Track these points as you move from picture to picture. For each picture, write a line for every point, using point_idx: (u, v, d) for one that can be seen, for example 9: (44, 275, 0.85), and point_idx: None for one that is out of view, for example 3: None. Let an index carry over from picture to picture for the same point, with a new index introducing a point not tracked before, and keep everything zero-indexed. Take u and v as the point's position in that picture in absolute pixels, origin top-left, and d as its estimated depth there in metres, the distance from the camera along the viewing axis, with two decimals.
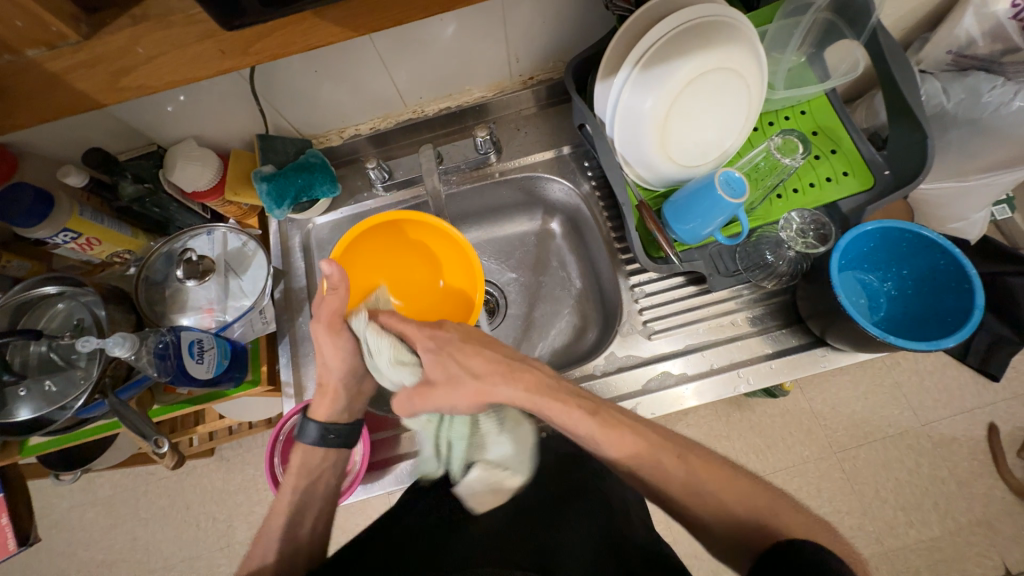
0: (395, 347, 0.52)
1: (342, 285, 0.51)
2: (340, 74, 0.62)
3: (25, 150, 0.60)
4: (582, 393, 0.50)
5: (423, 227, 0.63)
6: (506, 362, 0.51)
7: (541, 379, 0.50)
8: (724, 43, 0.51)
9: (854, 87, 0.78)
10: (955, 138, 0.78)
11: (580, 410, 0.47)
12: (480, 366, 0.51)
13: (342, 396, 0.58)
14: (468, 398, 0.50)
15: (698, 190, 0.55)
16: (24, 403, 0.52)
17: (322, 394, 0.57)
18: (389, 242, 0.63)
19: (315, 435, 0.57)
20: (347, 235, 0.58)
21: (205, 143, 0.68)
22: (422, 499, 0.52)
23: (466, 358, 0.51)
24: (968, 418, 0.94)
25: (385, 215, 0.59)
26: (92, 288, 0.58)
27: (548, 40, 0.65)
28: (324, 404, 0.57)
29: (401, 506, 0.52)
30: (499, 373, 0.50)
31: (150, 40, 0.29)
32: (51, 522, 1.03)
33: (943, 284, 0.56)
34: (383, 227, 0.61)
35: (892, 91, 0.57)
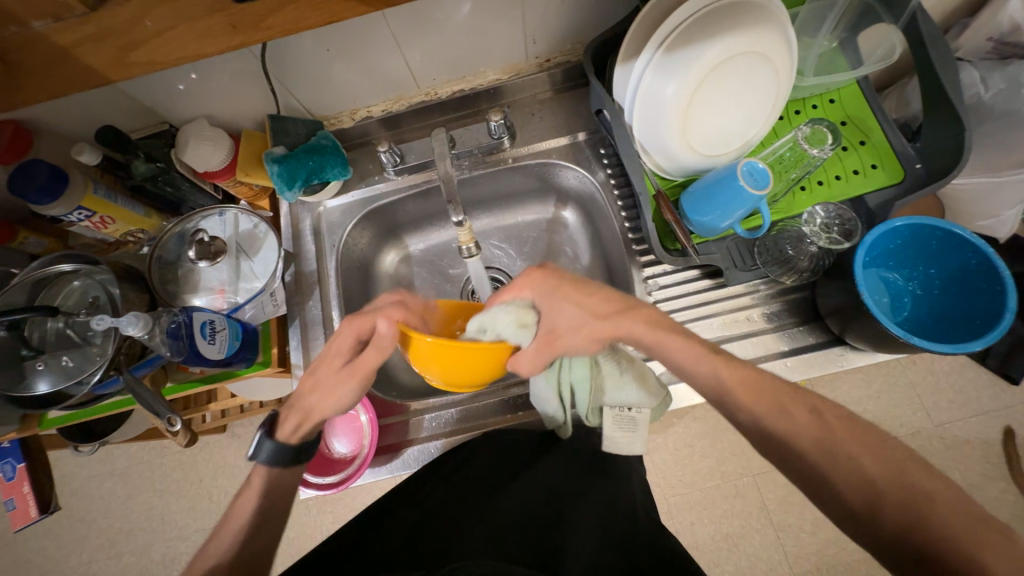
0: (519, 312, 0.48)
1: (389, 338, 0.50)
2: (354, 53, 0.61)
3: (40, 127, 0.60)
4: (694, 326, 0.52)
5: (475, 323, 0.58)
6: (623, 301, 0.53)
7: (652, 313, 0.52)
8: (754, 25, 0.49)
9: (887, 74, 0.75)
10: (991, 131, 0.75)
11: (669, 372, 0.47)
12: (585, 313, 0.51)
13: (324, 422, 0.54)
14: (588, 342, 0.51)
15: (718, 181, 0.53)
16: (42, 377, 0.53)
17: (292, 412, 0.54)
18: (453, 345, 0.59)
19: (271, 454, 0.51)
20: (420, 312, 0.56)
21: (217, 123, 0.67)
22: (425, 483, 0.53)
23: (563, 305, 0.51)
24: (984, 420, 0.92)
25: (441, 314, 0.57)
26: (106, 266, 0.58)
27: (567, 20, 0.63)
28: (291, 424, 0.53)
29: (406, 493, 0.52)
30: (619, 311, 0.51)
31: (160, 12, 0.28)
32: (71, 491, 1.07)
33: (972, 284, 0.54)
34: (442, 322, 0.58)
35: (930, 79, 0.54)
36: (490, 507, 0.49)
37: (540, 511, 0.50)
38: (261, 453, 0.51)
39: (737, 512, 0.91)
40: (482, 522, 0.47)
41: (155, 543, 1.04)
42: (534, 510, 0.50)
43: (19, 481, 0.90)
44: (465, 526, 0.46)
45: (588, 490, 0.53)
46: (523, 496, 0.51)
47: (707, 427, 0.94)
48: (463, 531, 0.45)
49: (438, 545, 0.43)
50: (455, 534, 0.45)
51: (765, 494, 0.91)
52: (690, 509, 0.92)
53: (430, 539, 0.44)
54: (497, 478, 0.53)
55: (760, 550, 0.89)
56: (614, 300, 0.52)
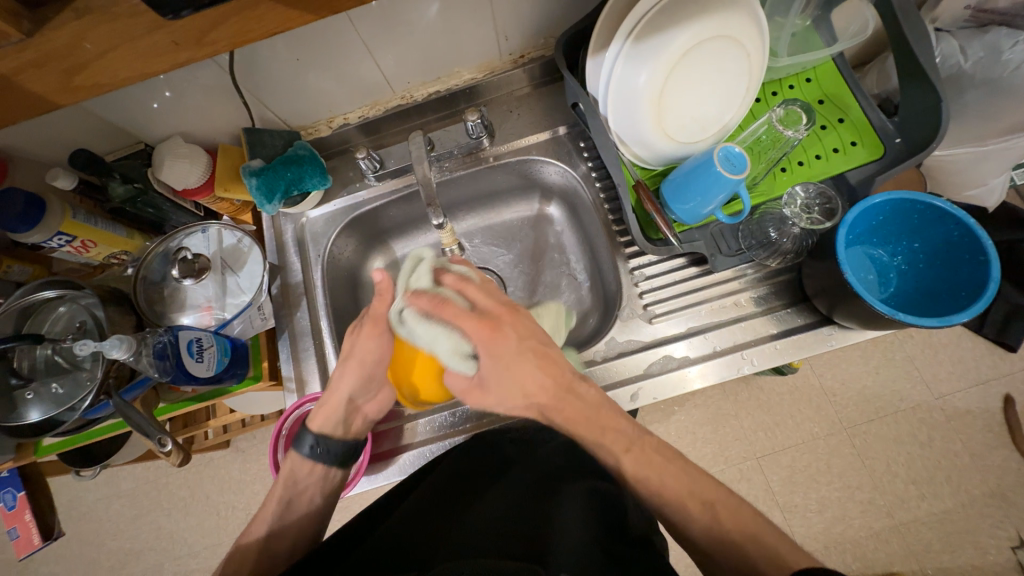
0: (451, 341, 0.47)
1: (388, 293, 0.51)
2: (325, 61, 0.60)
3: (13, 155, 0.59)
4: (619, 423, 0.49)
5: None
6: (560, 391, 0.49)
7: (578, 411, 0.48)
8: (722, 9, 0.48)
9: (864, 50, 0.75)
10: (973, 100, 0.75)
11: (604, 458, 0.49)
12: (529, 386, 0.49)
13: (344, 410, 0.56)
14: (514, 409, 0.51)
15: (696, 167, 0.53)
16: (34, 406, 0.53)
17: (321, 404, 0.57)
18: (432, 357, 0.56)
19: (308, 446, 0.56)
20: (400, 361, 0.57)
21: (193, 140, 0.67)
22: (417, 488, 0.53)
23: (512, 369, 0.48)
24: (983, 389, 0.92)
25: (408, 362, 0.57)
26: (91, 290, 0.58)
27: (538, 14, 0.62)
28: (322, 415, 0.56)
29: (397, 499, 0.53)
30: (551, 399, 0.49)
31: (99, 34, 0.27)
32: (79, 515, 1.07)
33: (957, 255, 0.54)
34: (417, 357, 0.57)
35: (905, 52, 0.54)
36: (478, 503, 0.49)
37: (529, 499, 0.50)
38: (301, 444, 0.56)
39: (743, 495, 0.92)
40: (471, 516, 0.47)
41: (165, 562, 1.04)
42: (521, 499, 0.50)
43: (22, 510, 0.90)
44: (454, 521, 0.46)
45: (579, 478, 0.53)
46: (509, 490, 0.51)
47: (708, 413, 0.97)
48: (452, 526, 0.46)
49: (429, 543, 0.43)
50: (446, 530, 0.45)
51: (769, 476, 0.93)
52: None
53: (419, 535, 0.45)
54: (481, 476, 0.54)
55: None
56: (562, 373, 0.49)
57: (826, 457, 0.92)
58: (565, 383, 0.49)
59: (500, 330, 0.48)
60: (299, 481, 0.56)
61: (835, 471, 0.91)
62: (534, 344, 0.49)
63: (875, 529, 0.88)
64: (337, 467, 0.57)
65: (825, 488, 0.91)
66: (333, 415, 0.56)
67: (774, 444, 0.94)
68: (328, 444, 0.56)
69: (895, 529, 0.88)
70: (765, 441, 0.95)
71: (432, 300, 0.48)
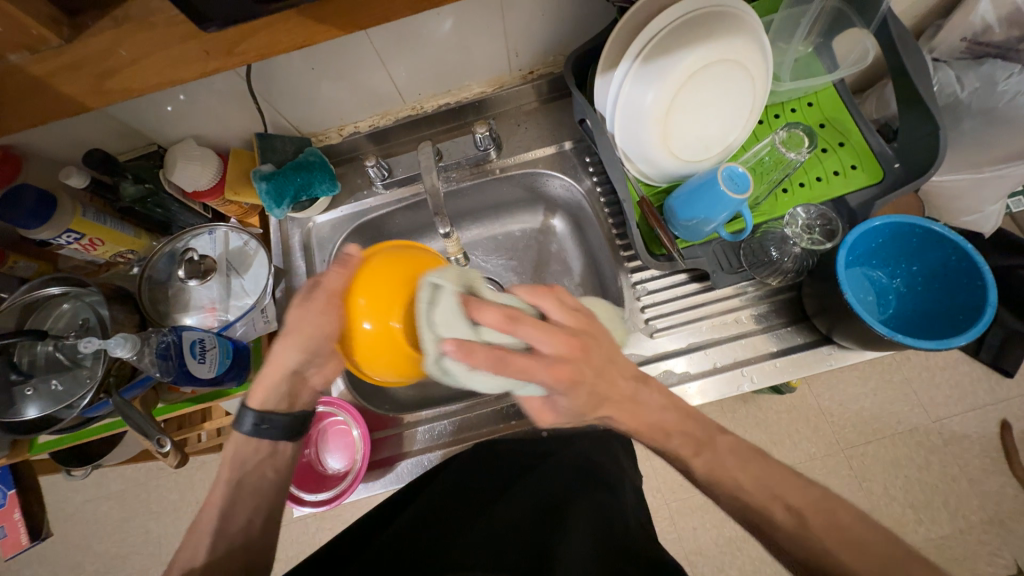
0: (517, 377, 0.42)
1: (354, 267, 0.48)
2: (339, 72, 0.61)
3: (29, 153, 0.60)
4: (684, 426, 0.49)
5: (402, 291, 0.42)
6: (631, 399, 0.48)
7: (640, 415, 0.49)
8: (728, 34, 0.50)
9: (863, 78, 0.77)
10: (969, 129, 0.76)
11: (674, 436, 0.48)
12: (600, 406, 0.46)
13: (288, 382, 0.55)
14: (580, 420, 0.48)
15: (699, 185, 0.54)
16: (31, 403, 0.53)
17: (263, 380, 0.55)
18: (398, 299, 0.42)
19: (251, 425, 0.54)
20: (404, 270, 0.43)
21: (204, 143, 0.68)
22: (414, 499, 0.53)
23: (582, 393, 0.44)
24: (980, 414, 0.92)
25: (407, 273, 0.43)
26: (96, 288, 0.58)
27: (548, 33, 0.64)
28: (263, 391, 0.55)
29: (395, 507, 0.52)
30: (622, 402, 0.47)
31: (134, 42, 0.28)
32: (65, 516, 1.06)
33: (954, 279, 0.55)
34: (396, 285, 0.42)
35: (903, 82, 0.55)
36: (474, 519, 0.48)
37: (526, 516, 0.49)
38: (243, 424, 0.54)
39: None
40: (468, 532, 0.46)
41: (151, 567, 1.02)
42: (518, 516, 0.49)
43: (10, 508, 0.88)
44: (449, 537, 0.45)
45: (576, 493, 0.53)
46: (507, 507, 0.50)
47: None
48: (447, 542, 0.45)
49: (426, 553, 0.43)
50: (443, 544, 0.44)
51: None
52: (692, 514, 0.91)
53: (412, 549, 0.44)
54: (477, 491, 0.53)
55: (764, 553, 0.88)
56: (625, 385, 0.47)
57: (824, 479, 0.92)
58: (630, 394, 0.48)
59: (575, 369, 0.42)
60: (246, 462, 0.54)
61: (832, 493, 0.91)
62: (604, 377, 0.45)
63: None
64: (282, 441, 0.55)
65: None
66: (274, 389, 0.55)
67: None
68: (268, 419, 0.54)
69: None
70: None
71: (494, 352, 0.38)
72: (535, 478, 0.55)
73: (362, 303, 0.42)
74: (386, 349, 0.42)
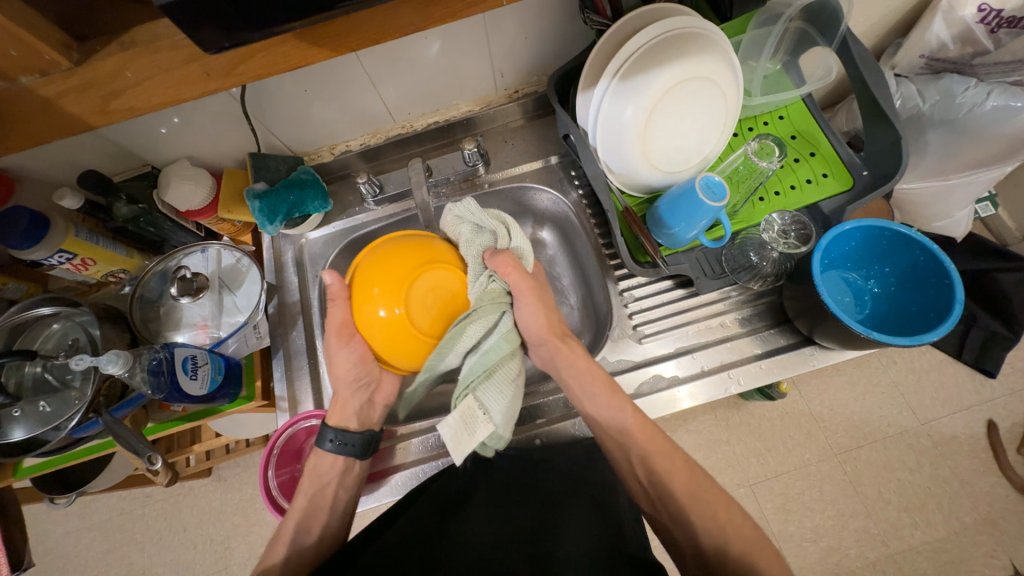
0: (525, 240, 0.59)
1: (342, 296, 0.55)
2: (329, 93, 0.64)
3: (23, 175, 0.61)
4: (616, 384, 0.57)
5: (393, 263, 0.53)
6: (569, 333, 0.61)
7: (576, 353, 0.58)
8: (700, 53, 0.53)
9: (832, 93, 0.81)
10: (934, 139, 0.81)
11: (610, 392, 0.55)
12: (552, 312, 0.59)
13: (358, 405, 0.60)
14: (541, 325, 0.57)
15: (680, 195, 0.56)
16: (18, 424, 0.52)
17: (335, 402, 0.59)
18: (392, 272, 0.52)
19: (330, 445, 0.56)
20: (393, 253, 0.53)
21: (198, 163, 0.69)
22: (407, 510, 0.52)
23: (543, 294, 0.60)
24: (967, 415, 0.94)
25: (398, 256, 0.53)
26: (87, 307, 0.58)
27: (531, 54, 0.67)
28: (339, 412, 0.58)
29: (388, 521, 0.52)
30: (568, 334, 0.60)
31: (138, 65, 0.30)
32: (48, 548, 1.02)
33: (924, 279, 0.57)
34: (389, 264, 0.53)
35: (866, 95, 0.59)
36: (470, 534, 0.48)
37: (522, 528, 0.49)
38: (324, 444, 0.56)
39: None
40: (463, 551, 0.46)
41: None
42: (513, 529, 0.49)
43: None
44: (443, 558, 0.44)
45: (569, 498, 0.53)
46: (503, 518, 0.50)
47: (700, 439, 0.98)
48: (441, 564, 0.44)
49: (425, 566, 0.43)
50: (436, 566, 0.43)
51: (764, 504, 0.93)
52: None
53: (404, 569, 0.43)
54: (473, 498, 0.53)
55: None
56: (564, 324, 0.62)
57: (818, 484, 0.92)
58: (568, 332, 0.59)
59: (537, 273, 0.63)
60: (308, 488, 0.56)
61: (828, 499, 0.92)
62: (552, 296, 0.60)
63: (871, 558, 0.88)
64: (359, 458, 0.57)
65: (819, 516, 0.91)
66: (350, 411, 0.59)
67: (767, 471, 0.94)
68: (346, 436, 0.56)
69: (891, 559, 0.88)
70: (757, 468, 0.95)
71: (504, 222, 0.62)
72: (536, 483, 0.55)
73: (376, 291, 0.52)
74: (394, 335, 0.52)
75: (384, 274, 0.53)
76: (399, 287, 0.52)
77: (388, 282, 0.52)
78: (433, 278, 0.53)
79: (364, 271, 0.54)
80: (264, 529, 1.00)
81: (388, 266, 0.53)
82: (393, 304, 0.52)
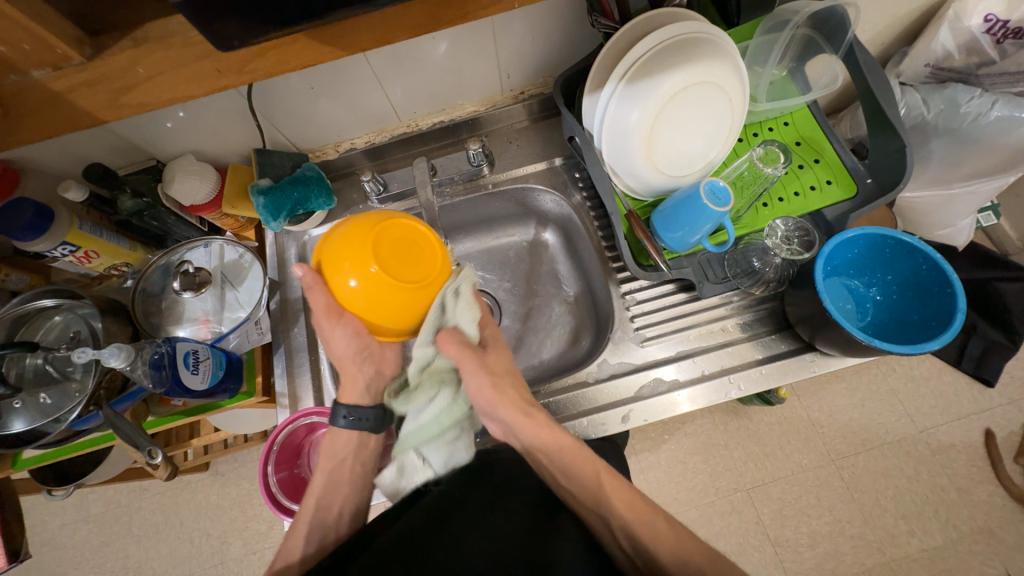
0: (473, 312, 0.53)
1: (317, 283, 0.51)
2: (336, 91, 0.64)
3: (28, 167, 0.61)
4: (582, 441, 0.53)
5: (358, 233, 0.48)
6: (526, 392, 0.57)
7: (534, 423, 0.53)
8: (707, 58, 0.53)
9: (837, 100, 0.81)
10: (936, 148, 0.81)
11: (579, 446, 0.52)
12: (505, 379, 0.56)
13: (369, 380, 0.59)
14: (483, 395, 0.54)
15: (684, 199, 0.56)
16: (18, 416, 0.52)
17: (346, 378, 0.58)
18: (358, 240, 0.48)
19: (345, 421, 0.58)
20: (355, 229, 0.49)
21: (203, 158, 0.69)
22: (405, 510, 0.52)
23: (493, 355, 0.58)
24: (964, 424, 0.94)
25: (360, 229, 0.48)
26: (89, 300, 0.58)
27: (538, 56, 0.67)
28: (351, 387, 0.58)
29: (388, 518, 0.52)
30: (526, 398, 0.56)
31: (150, 60, 0.30)
32: (44, 539, 1.02)
33: (926, 288, 0.57)
34: (355, 234, 0.48)
35: (872, 103, 0.59)
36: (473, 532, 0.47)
37: (521, 532, 0.48)
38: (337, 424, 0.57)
39: (733, 528, 0.93)
40: (466, 548, 0.45)
41: None
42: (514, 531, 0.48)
43: None
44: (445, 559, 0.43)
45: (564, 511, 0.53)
46: (504, 519, 0.50)
47: (698, 443, 0.98)
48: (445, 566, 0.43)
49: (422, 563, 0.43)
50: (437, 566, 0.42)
51: (761, 509, 0.93)
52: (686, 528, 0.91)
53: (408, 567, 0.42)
54: (475, 496, 0.52)
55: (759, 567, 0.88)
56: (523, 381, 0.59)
57: (816, 490, 0.93)
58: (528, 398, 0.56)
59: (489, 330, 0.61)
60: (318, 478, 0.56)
61: (825, 505, 0.92)
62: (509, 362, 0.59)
63: (867, 565, 0.88)
64: (373, 433, 0.59)
65: (816, 522, 0.91)
66: (360, 387, 0.58)
67: (764, 476, 0.94)
68: (360, 412, 0.58)
69: (886, 566, 0.88)
70: (755, 473, 0.95)
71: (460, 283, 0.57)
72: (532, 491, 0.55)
73: (346, 264, 0.48)
74: (377, 297, 0.48)
75: (348, 244, 0.48)
76: (366, 250, 0.47)
77: (353, 249, 0.48)
78: (392, 227, 0.49)
79: (331, 248, 0.49)
80: (261, 524, 1.00)
81: (350, 240, 0.48)
82: (363, 268, 0.47)
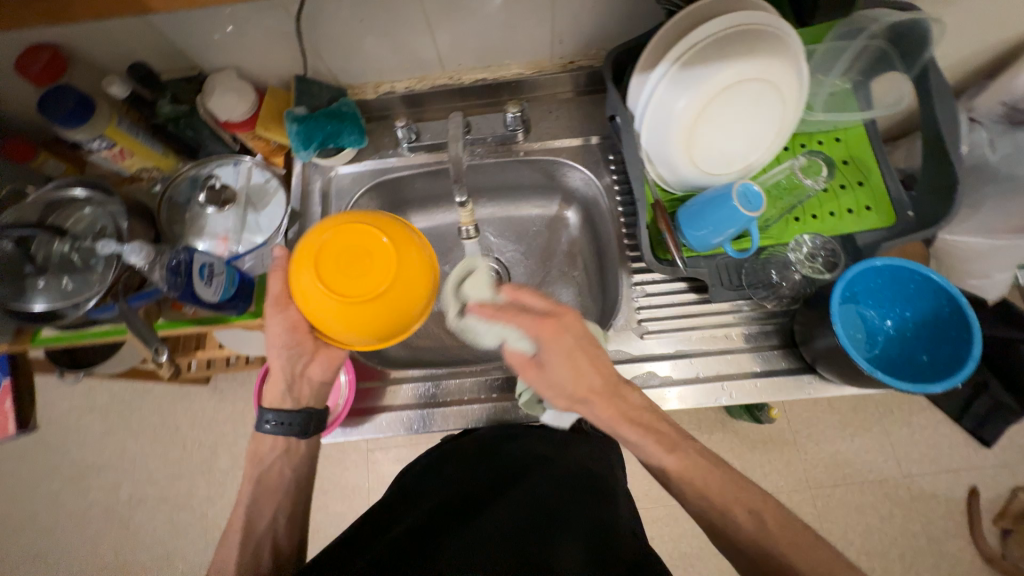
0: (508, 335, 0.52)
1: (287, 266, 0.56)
2: (383, 28, 0.62)
3: (76, 57, 0.62)
4: (661, 424, 0.53)
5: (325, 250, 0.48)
6: (614, 382, 0.53)
7: (624, 409, 0.52)
8: (768, 54, 0.51)
9: (898, 125, 0.77)
10: (990, 193, 0.77)
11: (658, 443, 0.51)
12: (578, 385, 0.52)
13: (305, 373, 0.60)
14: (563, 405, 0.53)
15: (714, 198, 0.55)
16: (40, 295, 0.55)
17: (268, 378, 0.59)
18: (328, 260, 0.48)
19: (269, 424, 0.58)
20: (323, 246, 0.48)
21: (244, 76, 0.69)
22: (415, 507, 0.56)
23: (561, 367, 0.51)
24: (951, 477, 0.93)
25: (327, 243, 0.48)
26: (119, 198, 0.61)
27: (595, 25, 0.65)
28: (270, 388, 0.59)
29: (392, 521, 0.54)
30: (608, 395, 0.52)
31: None
32: (51, 419, 1.09)
33: (943, 330, 0.56)
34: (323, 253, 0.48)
35: (933, 132, 0.56)
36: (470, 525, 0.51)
37: (524, 521, 0.52)
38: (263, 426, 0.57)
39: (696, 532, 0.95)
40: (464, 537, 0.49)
41: (122, 483, 1.05)
42: (520, 521, 0.52)
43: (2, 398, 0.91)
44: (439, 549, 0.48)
45: (585, 503, 0.55)
46: (505, 513, 0.53)
47: None
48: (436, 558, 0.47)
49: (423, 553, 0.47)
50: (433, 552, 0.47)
51: None
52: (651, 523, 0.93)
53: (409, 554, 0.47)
54: (483, 489, 0.57)
55: None
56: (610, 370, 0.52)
57: None
58: (616, 382, 0.53)
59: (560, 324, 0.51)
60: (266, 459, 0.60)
61: None
62: (590, 346, 0.52)
63: None
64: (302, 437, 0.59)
65: None
66: (278, 388, 0.59)
67: None
68: (283, 417, 0.57)
69: None
70: None
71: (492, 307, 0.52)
72: (551, 478, 0.57)
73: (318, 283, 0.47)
74: (357, 315, 0.47)
75: (316, 260, 0.48)
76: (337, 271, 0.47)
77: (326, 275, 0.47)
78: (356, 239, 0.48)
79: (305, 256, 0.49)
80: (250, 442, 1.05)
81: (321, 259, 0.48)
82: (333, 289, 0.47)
